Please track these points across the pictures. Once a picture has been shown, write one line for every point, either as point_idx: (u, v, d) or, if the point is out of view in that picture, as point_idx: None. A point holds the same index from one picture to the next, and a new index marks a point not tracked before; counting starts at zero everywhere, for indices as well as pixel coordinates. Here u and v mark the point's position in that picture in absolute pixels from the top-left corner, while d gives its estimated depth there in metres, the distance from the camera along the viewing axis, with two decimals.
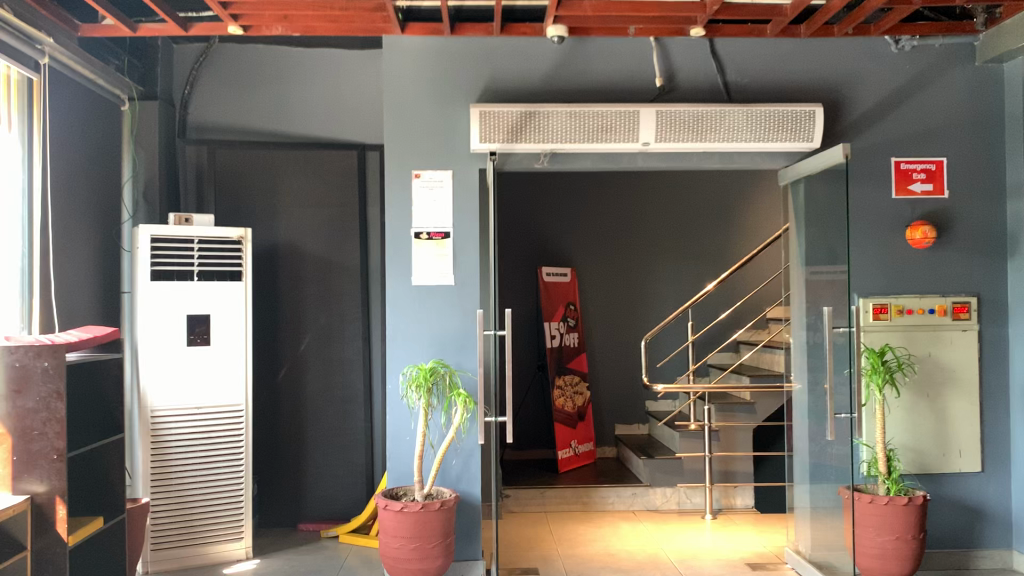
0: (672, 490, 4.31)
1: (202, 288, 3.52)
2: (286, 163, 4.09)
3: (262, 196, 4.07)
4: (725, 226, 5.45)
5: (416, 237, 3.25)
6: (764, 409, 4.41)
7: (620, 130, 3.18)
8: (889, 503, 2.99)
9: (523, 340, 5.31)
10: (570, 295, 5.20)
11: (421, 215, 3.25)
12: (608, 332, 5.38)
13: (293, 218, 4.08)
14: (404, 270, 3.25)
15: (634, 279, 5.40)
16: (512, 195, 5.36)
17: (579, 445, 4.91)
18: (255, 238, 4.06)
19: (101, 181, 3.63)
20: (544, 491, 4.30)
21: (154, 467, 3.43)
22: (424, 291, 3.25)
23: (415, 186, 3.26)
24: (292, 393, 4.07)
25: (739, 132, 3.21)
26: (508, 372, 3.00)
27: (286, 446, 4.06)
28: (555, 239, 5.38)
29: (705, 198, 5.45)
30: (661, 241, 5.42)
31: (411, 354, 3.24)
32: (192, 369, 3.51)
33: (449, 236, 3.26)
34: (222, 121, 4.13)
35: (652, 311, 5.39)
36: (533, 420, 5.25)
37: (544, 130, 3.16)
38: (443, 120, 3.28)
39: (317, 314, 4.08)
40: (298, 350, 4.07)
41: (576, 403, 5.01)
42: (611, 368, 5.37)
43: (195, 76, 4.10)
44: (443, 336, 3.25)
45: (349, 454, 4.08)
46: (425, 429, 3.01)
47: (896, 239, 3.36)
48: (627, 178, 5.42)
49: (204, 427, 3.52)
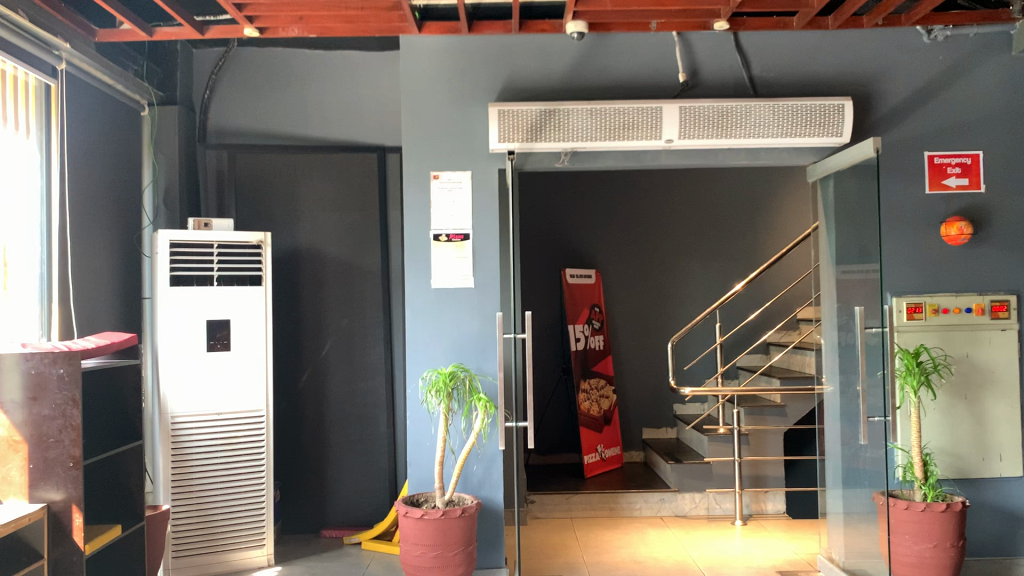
0: (701, 495, 4.21)
1: (222, 293, 3.50)
2: (306, 166, 4.06)
3: (283, 200, 4.04)
4: (753, 225, 5.34)
5: (436, 239, 3.20)
6: (796, 413, 4.28)
7: (642, 127, 3.10)
8: (926, 510, 2.88)
9: (548, 343, 5.23)
10: (595, 298, 5.13)
11: (440, 217, 3.20)
12: (634, 334, 5.29)
13: (313, 222, 4.05)
14: (423, 273, 3.20)
15: (660, 281, 5.31)
16: (535, 196, 5.29)
17: (606, 450, 4.83)
18: (276, 242, 4.04)
19: (120, 187, 3.62)
20: (569, 497, 4.23)
21: (175, 474, 3.40)
22: (443, 294, 3.20)
23: (433, 187, 3.21)
24: (314, 399, 4.03)
25: (765, 128, 3.12)
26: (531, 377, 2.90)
27: (308, 453, 4.03)
28: (579, 241, 5.30)
29: (732, 197, 5.35)
30: (687, 242, 5.33)
31: (431, 359, 3.19)
32: (212, 375, 3.48)
33: (469, 238, 3.21)
34: (241, 125, 4.10)
35: (678, 312, 5.30)
36: (559, 425, 5.18)
37: (564, 129, 3.10)
38: (462, 120, 3.22)
39: (338, 318, 4.05)
40: (320, 355, 4.04)
41: (602, 407, 4.93)
42: (638, 372, 5.28)
43: (214, 81, 4.08)
44: (463, 341, 3.19)
45: (371, 460, 4.04)
46: (445, 435, 2.95)
47: (931, 236, 3.24)
48: (651, 178, 5.33)
49: (224, 433, 3.49)
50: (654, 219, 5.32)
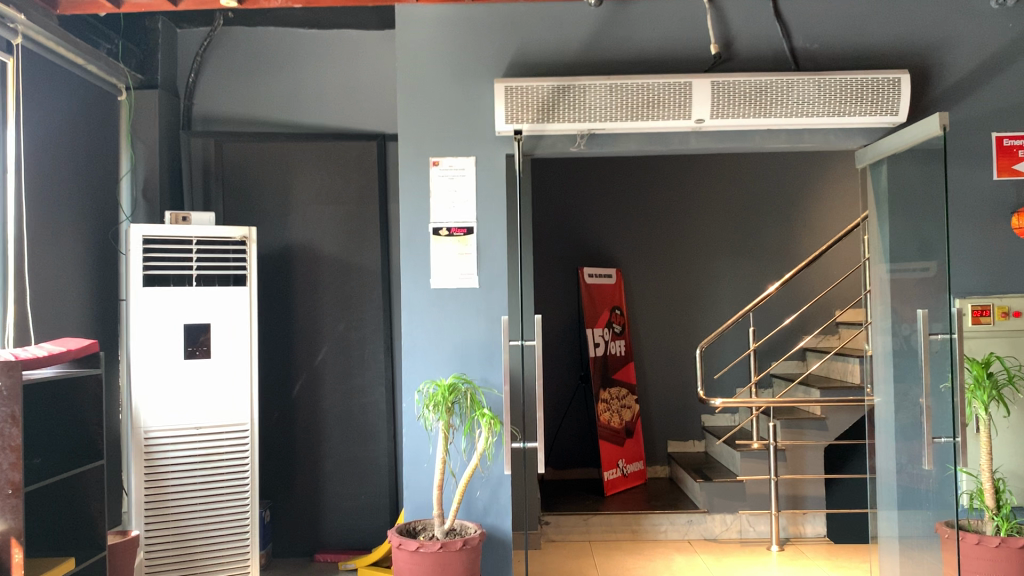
0: (733, 517, 3.83)
1: (201, 294, 3.16)
2: (299, 155, 3.71)
3: (274, 192, 3.69)
4: (787, 220, 4.95)
5: (435, 233, 2.84)
6: (837, 426, 3.88)
7: (669, 106, 2.74)
8: (1001, 545, 2.48)
9: (565, 348, 4.87)
10: (615, 299, 4.75)
11: (440, 208, 2.84)
12: (659, 339, 4.91)
13: (307, 216, 3.70)
14: (421, 272, 2.84)
15: (687, 282, 4.93)
16: (550, 190, 4.93)
17: (627, 465, 4.46)
18: (267, 238, 3.69)
19: (94, 177, 3.30)
20: (588, 517, 3.85)
21: (149, 495, 3.07)
22: (445, 296, 2.84)
23: (433, 175, 2.85)
24: (308, 410, 3.69)
25: (810, 105, 2.74)
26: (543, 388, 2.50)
27: (301, 469, 3.68)
28: (598, 238, 4.93)
29: (764, 190, 4.95)
30: (716, 239, 4.94)
31: (431, 369, 2.83)
32: (190, 385, 3.14)
33: (473, 232, 2.84)
34: (229, 111, 3.77)
35: (706, 315, 4.92)
36: (577, 436, 4.82)
37: (580, 107, 2.74)
38: (464, 100, 2.86)
39: (334, 322, 3.70)
40: (315, 362, 3.69)
41: (624, 418, 4.55)
42: (662, 379, 4.90)
43: (200, 64, 3.75)
44: (467, 347, 2.83)
45: (371, 477, 3.68)
46: (445, 454, 2.59)
47: (999, 229, 2.85)
48: (677, 170, 4.95)
49: (204, 451, 3.15)
50: (680, 215, 4.94)
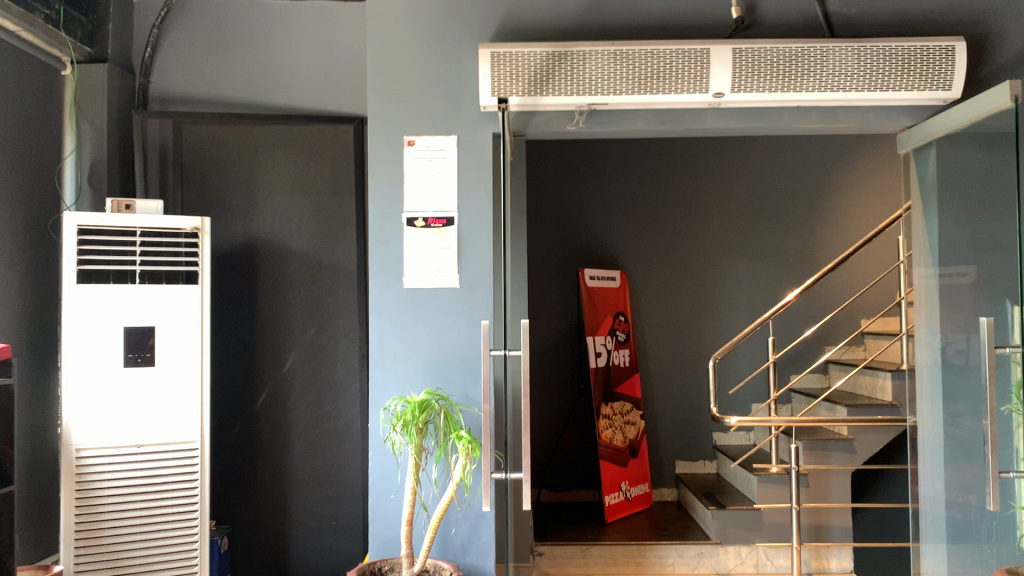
0: (749, 550, 3.42)
1: (145, 294, 2.76)
2: (267, 140, 3.32)
3: (238, 181, 3.30)
4: (807, 219, 4.55)
5: (409, 224, 2.44)
6: (866, 448, 3.46)
7: (683, 77, 2.34)
8: None
9: (564, 358, 4.47)
10: (619, 304, 4.34)
11: (415, 195, 2.45)
12: (666, 349, 4.51)
13: (274, 208, 3.31)
14: (392, 269, 2.44)
15: (697, 287, 4.53)
16: (549, 186, 4.54)
17: (630, 488, 4.06)
18: (229, 232, 3.29)
19: (29, 159, 2.92)
20: (586, 548, 3.46)
21: (80, 523, 2.67)
22: (420, 298, 2.44)
23: (407, 156, 2.46)
24: (273, 426, 3.28)
25: (849, 78, 2.34)
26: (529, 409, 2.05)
27: (264, 493, 3.27)
28: (601, 238, 4.53)
29: (783, 187, 4.55)
30: (729, 240, 4.54)
31: (403, 382, 2.43)
32: (129, 397, 2.74)
33: (453, 223, 2.44)
34: (189, 89, 3.38)
35: (719, 323, 4.51)
36: (576, 455, 4.42)
37: (579, 78, 2.34)
38: (445, 69, 2.47)
39: (304, 326, 3.30)
40: (281, 370, 3.29)
41: (628, 436, 4.14)
42: (670, 393, 4.50)
43: (157, 38, 3.36)
44: (445, 358, 2.43)
45: (343, 500, 3.28)
46: (415, 485, 2.19)
47: None
48: (687, 165, 4.55)
49: (145, 472, 2.76)
50: (691, 213, 4.54)
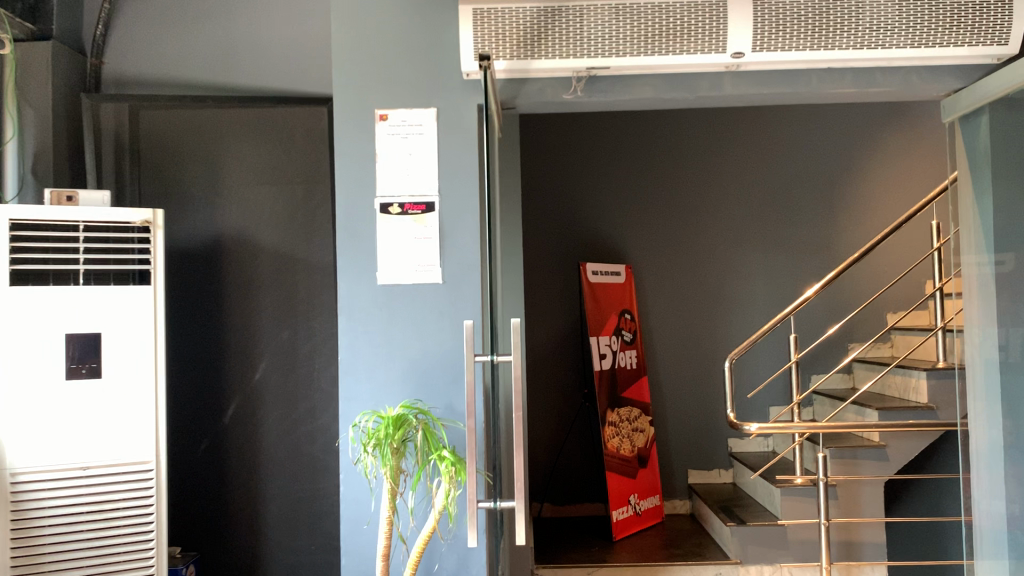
0: (772, 570, 3.10)
1: (89, 297, 2.44)
2: (233, 125, 3.00)
3: (202, 171, 2.99)
4: (826, 207, 4.22)
5: (384, 210, 2.12)
6: (900, 456, 3.13)
7: (696, 35, 2.02)
8: None
9: (565, 360, 4.15)
10: (625, 301, 4.01)
11: (390, 178, 2.12)
12: (675, 349, 4.20)
13: (241, 200, 2.99)
14: (364, 263, 2.12)
15: (707, 281, 4.21)
16: (546, 176, 4.22)
17: (640, 501, 3.73)
18: (192, 227, 2.97)
19: None
20: (592, 570, 3.14)
21: (16, 557, 2.35)
22: (396, 296, 2.12)
23: (380, 132, 2.13)
24: (245, 442, 2.96)
25: (888, 32, 2.03)
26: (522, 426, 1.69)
27: (235, 517, 2.96)
28: (603, 231, 4.21)
29: (799, 173, 4.23)
30: (741, 230, 4.22)
31: (378, 393, 2.11)
32: (72, 414, 2.41)
33: (433, 209, 2.12)
34: (143, 71, 3.05)
35: (732, 320, 4.19)
36: (581, 464, 4.10)
37: (576, 37, 2.02)
38: (422, 33, 2.15)
39: (276, 330, 2.98)
40: (252, 381, 2.97)
41: (637, 445, 3.82)
42: (681, 396, 4.18)
43: (109, 14, 3.04)
44: (427, 365, 2.11)
45: (322, 523, 2.96)
46: (391, 516, 1.88)
47: None
48: (695, 151, 4.23)
49: (92, 498, 2.43)
50: (701, 202, 4.22)
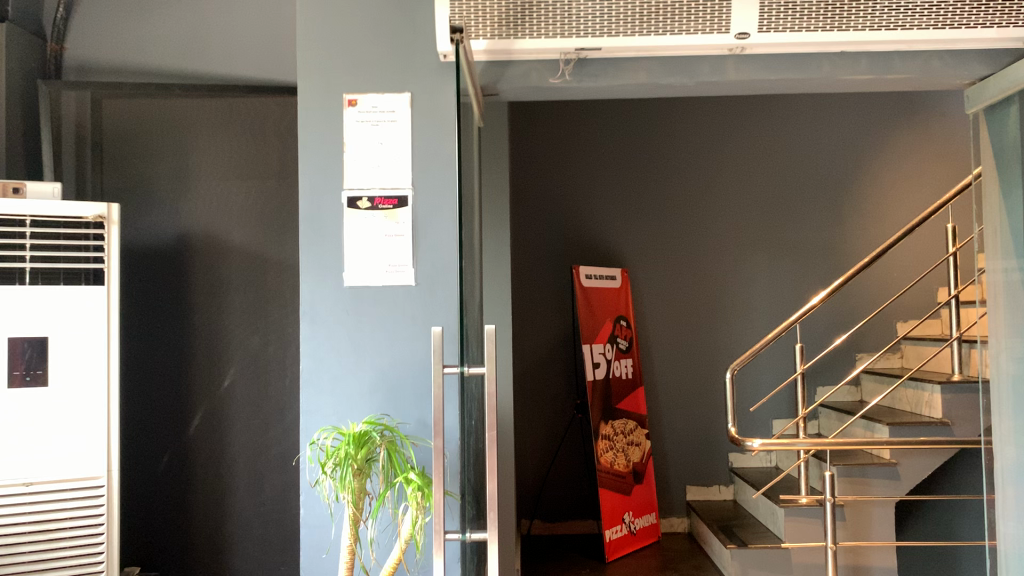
0: None
1: (37, 298, 2.24)
2: (202, 116, 2.81)
3: (168, 166, 2.80)
4: (833, 210, 4.03)
5: (352, 204, 1.92)
6: (912, 475, 2.93)
7: (697, 13, 1.83)
8: None
9: (558, 369, 3.95)
10: (621, 308, 3.81)
11: (359, 170, 1.92)
12: (673, 358, 4.00)
13: (209, 196, 2.80)
14: (329, 263, 1.92)
15: (708, 287, 4.02)
16: (539, 176, 4.03)
17: (635, 520, 3.53)
18: (156, 224, 2.78)
19: None
20: None
21: None
22: (364, 300, 1.92)
23: (348, 119, 1.94)
24: (211, 456, 2.76)
25: (909, 12, 1.84)
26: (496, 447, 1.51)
27: (200, 536, 2.76)
28: (599, 234, 4.02)
29: (805, 174, 4.04)
30: (743, 234, 4.02)
31: (344, 406, 1.92)
32: (14, 425, 2.20)
33: (405, 203, 1.92)
34: (102, 58, 2.80)
35: (734, 328, 4.00)
36: (573, 479, 3.90)
37: (565, 13, 1.82)
38: (396, 11, 1.96)
39: (245, 336, 2.78)
40: (220, 389, 2.77)
41: (632, 459, 3.62)
42: (679, 408, 3.98)
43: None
44: (399, 376, 1.92)
45: (293, 543, 2.76)
46: (352, 545, 1.68)
47: None
48: (695, 151, 4.04)
49: (37, 515, 2.25)
50: (701, 205, 4.03)
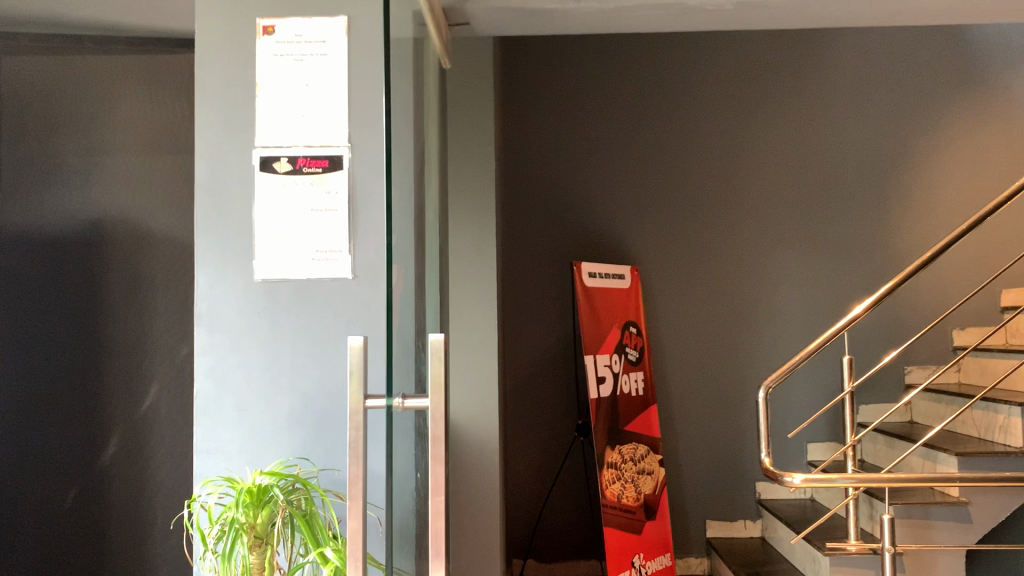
0: None
1: None
2: (118, 71, 2.24)
3: (79, 134, 2.24)
4: (873, 206, 3.55)
5: (268, 165, 1.41)
6: (985, 517, 2.41)
7: None
8: None
9: (559, 384, 3.44)
10: (630, 312, 3.29)
11: (278, 121, 1.41)
12: (692, 373, 3.49)
13: (126, 171, 2.23)
14: (237, 249, 1.43)
15: (731, 293, 3.51)
16: (539, 164, 3.51)
17: (646, 563, 3.01)
18: (65, 207, 2.21)
19: None
20: None
21: None
22: (285, 299, 1.42)
23: (264, 51, 1.43)
24: (127, 494, 2.18)
25: None
26: (442, 522, 0.92)
27: None
28: (608, 230, 3.50)
29: (840, 164, 3.56)
30: (772, 232, 3.53)
31: (256, 447, 1.42)
32: None
33: (341, 163, 1.38)
34: None
35: (761, 340, 3.49)
36: (575, 511, 3.38)
37: None
38: None
39: (170, 345, 2.20)
40: (138, 410, 2.18)
41: (643, 491, 3.09)
42: (699, 430, 3.47)
43: None
44: (332, 404, 1.41)
45: None
46: None
47: None
48: (717, 137, 3.55)
49: None
50: (725, 198, 3.53)
